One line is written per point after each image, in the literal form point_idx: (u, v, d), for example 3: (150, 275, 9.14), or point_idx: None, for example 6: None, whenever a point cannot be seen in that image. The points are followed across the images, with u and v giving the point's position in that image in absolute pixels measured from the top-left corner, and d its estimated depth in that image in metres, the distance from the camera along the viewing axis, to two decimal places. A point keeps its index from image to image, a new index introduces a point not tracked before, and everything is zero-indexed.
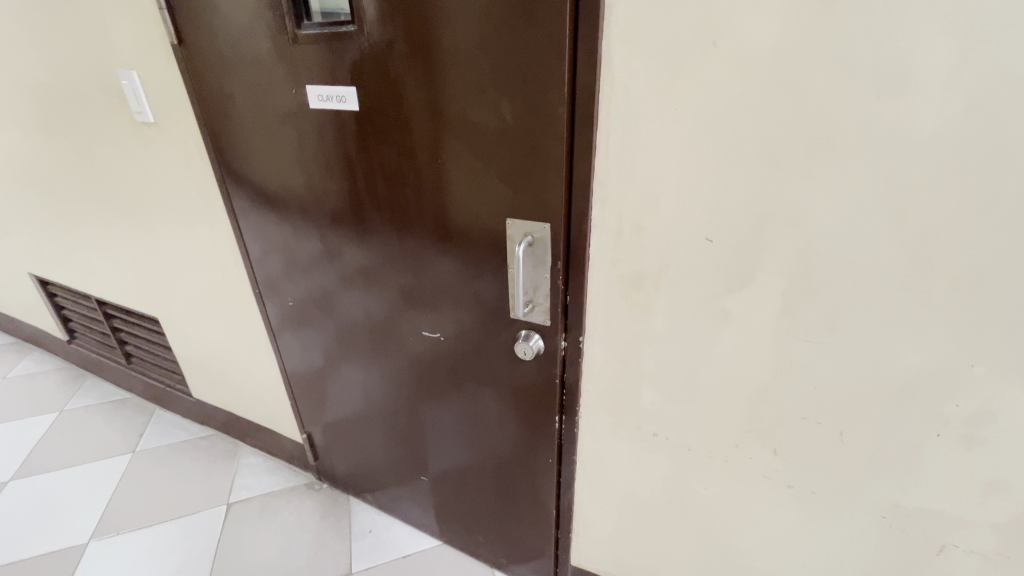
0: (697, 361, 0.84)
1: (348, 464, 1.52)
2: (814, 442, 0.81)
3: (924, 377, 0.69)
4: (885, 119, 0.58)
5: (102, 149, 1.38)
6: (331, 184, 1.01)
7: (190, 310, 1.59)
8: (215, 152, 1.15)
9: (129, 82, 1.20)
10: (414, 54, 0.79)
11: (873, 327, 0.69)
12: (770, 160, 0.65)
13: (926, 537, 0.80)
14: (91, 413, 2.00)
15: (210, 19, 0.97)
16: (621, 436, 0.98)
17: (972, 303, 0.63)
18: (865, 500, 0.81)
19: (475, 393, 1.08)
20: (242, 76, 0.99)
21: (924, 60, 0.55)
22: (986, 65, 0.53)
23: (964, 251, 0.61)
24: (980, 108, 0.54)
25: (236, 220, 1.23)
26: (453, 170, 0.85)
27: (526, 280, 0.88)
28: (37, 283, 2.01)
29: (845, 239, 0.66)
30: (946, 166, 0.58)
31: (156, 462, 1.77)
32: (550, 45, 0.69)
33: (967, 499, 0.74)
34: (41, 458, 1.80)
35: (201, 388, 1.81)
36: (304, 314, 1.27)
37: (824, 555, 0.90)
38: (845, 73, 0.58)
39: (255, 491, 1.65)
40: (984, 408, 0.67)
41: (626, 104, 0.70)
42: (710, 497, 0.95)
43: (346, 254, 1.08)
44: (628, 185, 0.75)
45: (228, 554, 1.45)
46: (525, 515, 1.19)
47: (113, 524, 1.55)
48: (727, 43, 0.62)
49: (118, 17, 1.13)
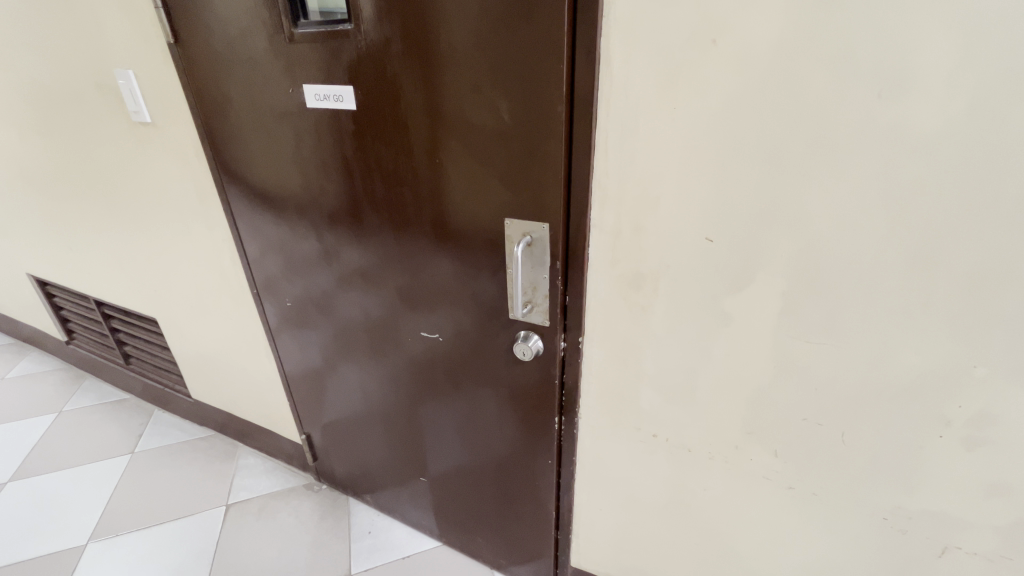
0: (697, 361, 0.83)
1: (347, 465, 1.51)
2: (815, 443, 0.80)
3: (927, 378, 0.68)
4: (886, 119, 0.58)
5: (100, 150, 1.37)
6: (329, 184, 1.01)
7: (188, 310, 1.58)
8: (212, 151, 1.14)
9: (125, 82, 1.19)
10: (411, 53, 0.78)
11: (874, 327, 0.68)
12: (770, 159, 0.65)
13: (928, 538, 0.79)
14: (90, 414, 1.99)
15: (206, 18, 0.96)
16: (621, 437, 0.98)
17: (975, 304, 0.62)
18: (866, 502, 0.81)
19: (474, 394, 1.07)
20: (238, 75, 0.99)
21: (926, 59, 0.54)
22: (989, 64, 0.52)
23: (967, 252, 0.60)
24: (982, 107, 0.54)
25: (233, 220, 1.23)
26: (452, 170, 0.85)
27: (525, 280, 0.87)
28: (35, 284, 2.00)
29: (847, 239, 0.65)
30: (948, 166, 0.57)
31: (155, 463, 1.77)
32: (548, 43, 0.68)
33: (970, 501, 0.74)
34: (39, 459, 1.79)
35: (200, 389, 1.81)
36: (302, 314, 1.26)
37: (825, 557, 0.90)
38: (847, 72, 0.57)
39: (254, 492, 1.64)
40: (987, 410, 0.67)
41: (625, 104, 0.70)
42: (711, 499, 0.95)
43: (344, 254, 1.08)
44: (628, 185, 0.75)
45: (227, 555, 1.45)
46: (525, 516, 1.19)
47: (112, 525, 1.55)
48: (726, 43, 0.61)
49: (115, 16, 1.12)
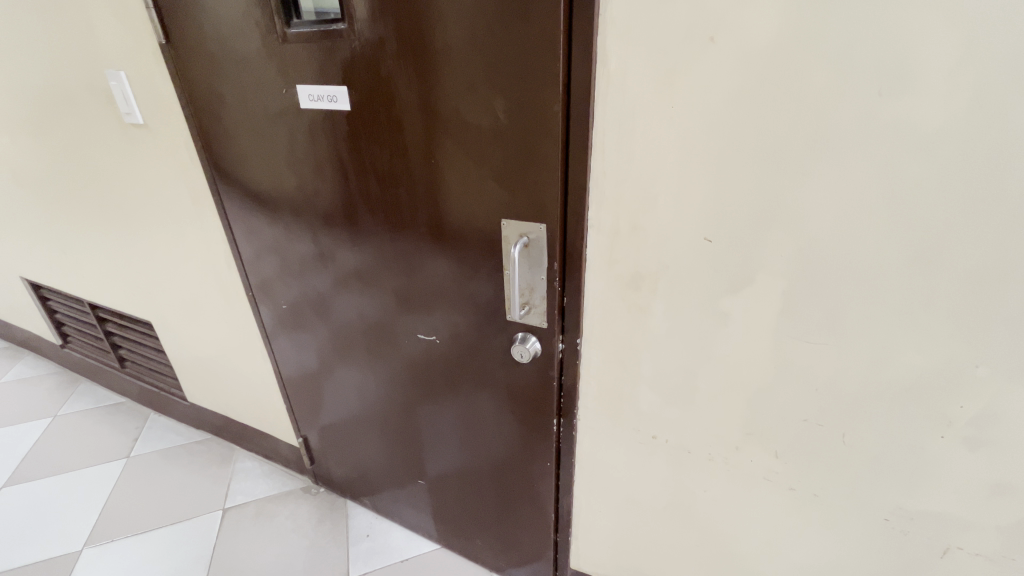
0: (696, 362, 0.82)
1: (345, 467, 1.50)
2: (815, 444, 0.80)
3: (928, 378, 0.68)
4: (888, 117, 0.57)
5: (92, 152, 1.36)
6: (324, 185, 1.00)
7: (183, 314, 1.57)
8: (205, 152, 1.13)
9: (117, 83, 1.18)
10: (405, 52, 0.77)
11: (876, 327, 0.68)
12: (770, 157, 0.64)
13: (930, 539, 0.79)
14: (86, 418, 1.98)
15: (197, 18, 0.95)
16: (620, 439, 0.97)
17: (976, 303, 0.61)
18: (868, 502, 0.80)
19: (472, 396, 1.06)
20: (231, 76, 0.97)
21: (928, 55, 0.53)
22: (992, 60, 0.51)
23: (968, 251, 0.59)
24: (985, 105, 0.53)
25: (228, 222, 1.22)
26: (449, 171, 0.84)
27: (522, 281, 0.86)
28: (29, 287, 1.98)
29: (847, 239, 0.64)
30: (950, 162, 0.56)
31: (152, 466, 1.75)
32: (543, 41, 0.67)
33: (971, 501, 0.73)
34: (35, 463, 1.78)
35: (196, 392, 1.79)
36: (298, 316, 1.25)
37: (826, 559, 0.89)
38: (845, 69, 0.57)
39: (252, 496, 1.63)
40: (989, 409, 0.66)
41: (622, 102, 0.69)
42: (710, 500, 0.94)
43: (339, 256, 1.07)
44: (626, 186, 0.74)
45: (224, 559, 1.43)
46: (524, 518, 1.18)
47: (109, 530, 1.53)
48: (724, 38, 0.60)
49: (106, 17, 1.11)
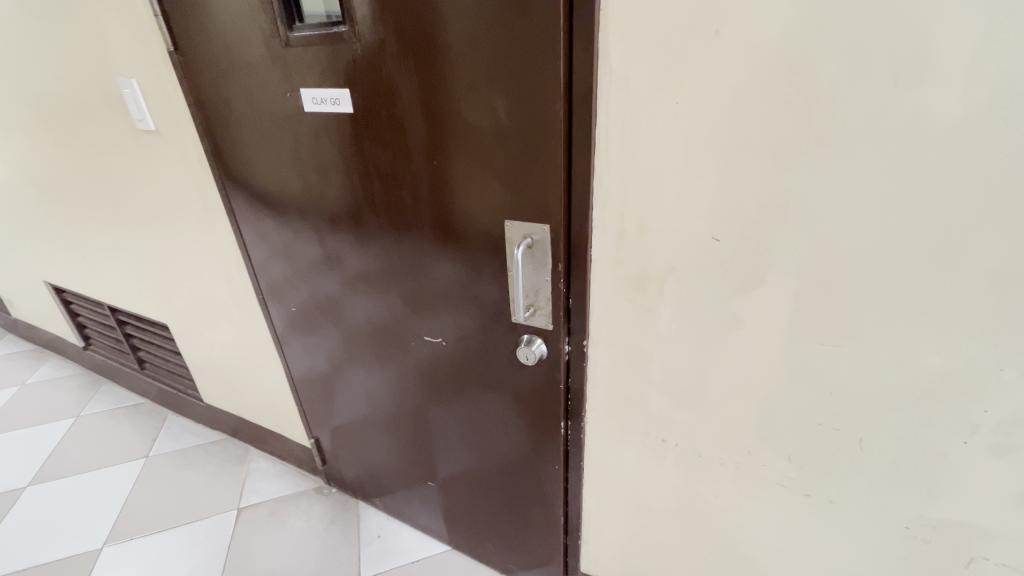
0: (705, 365, 0.81)
1: (356, 468, 1.51)
2: (831, 449, 0.77)
3: (948, 381, 0.65)
4: (903, 109, 0.55)
5: (105, 157, 1.38)
6: (329, 188, 1.00)
7: (197, 316, 1.59)
8: (214, 156, 1.14)
9: (129, 90, 1.20)
10: (406, 54, 0.77)
11: (892, 327, 0.65)
12: (777, 153, 0.62)
13: (954, 548, 0.75)
14: (107, 418, 2.03)
15: (203, 23, 0.96)
16: (629, 442, 0.95)
17: (1000, 301, 0.58)
18: (886, 509, 0.77)
19: (479, 398, 1.06)
20: (236, 79, 0.98)
21: (945, 41, 0.51)
22: (1015, 47, 0.48)
23: (990, 248, 0.57)
24: (1007, 94, 0.50)
25: (238, 226, 1.23)
26: (452, 171, 0.83)
27: (527, 282, 0.85)
28: (54, 291, 2.03)
29: (858, 237, 0.62)
30: (971, 155, 0.54)
31: (169, 465, 1.79)
32: (544, 40, 0.66)
33: (997, 509, 0.70)
34: (58, 463, 1.83)
35: (211, 393, 1.82)
36: (307, 319, 1.26)
37: (844, 567, 0.86)
38: (857, 60, 0.54)
39: (266, 495, 1.65)
40: (1017, 416, 0.63)
41: (625, 101, 0.67)
42: (723, 506, 0.92)
43: (346, 259, 1.07)
44: (630, 185, 0.72)
45: (238, 559, 1.45)
46: (533, 520, 1.17)
47: (127, 529, 1.57)
48: (729, 31, 0.58)
49: (117, 27, 1.13)
